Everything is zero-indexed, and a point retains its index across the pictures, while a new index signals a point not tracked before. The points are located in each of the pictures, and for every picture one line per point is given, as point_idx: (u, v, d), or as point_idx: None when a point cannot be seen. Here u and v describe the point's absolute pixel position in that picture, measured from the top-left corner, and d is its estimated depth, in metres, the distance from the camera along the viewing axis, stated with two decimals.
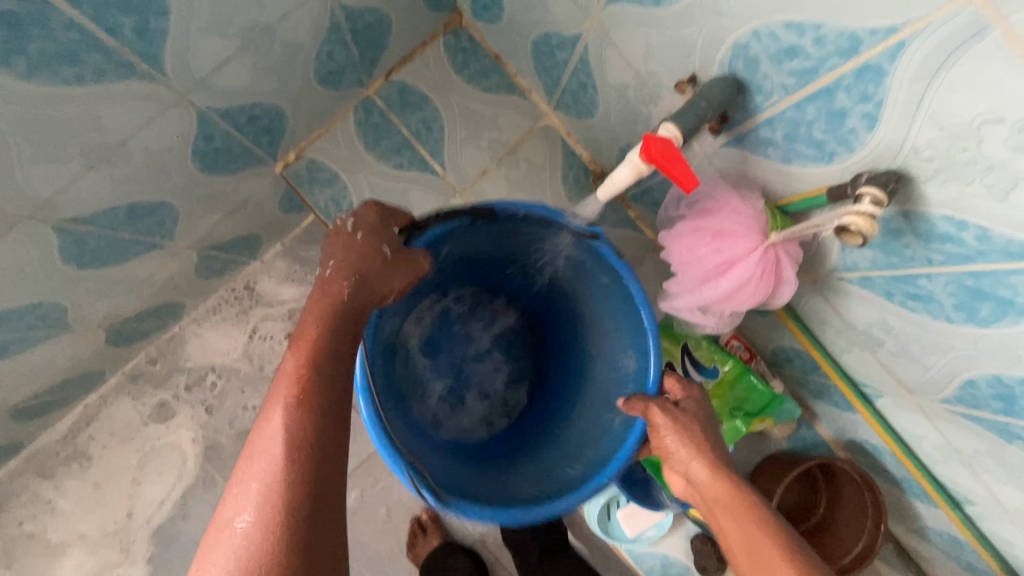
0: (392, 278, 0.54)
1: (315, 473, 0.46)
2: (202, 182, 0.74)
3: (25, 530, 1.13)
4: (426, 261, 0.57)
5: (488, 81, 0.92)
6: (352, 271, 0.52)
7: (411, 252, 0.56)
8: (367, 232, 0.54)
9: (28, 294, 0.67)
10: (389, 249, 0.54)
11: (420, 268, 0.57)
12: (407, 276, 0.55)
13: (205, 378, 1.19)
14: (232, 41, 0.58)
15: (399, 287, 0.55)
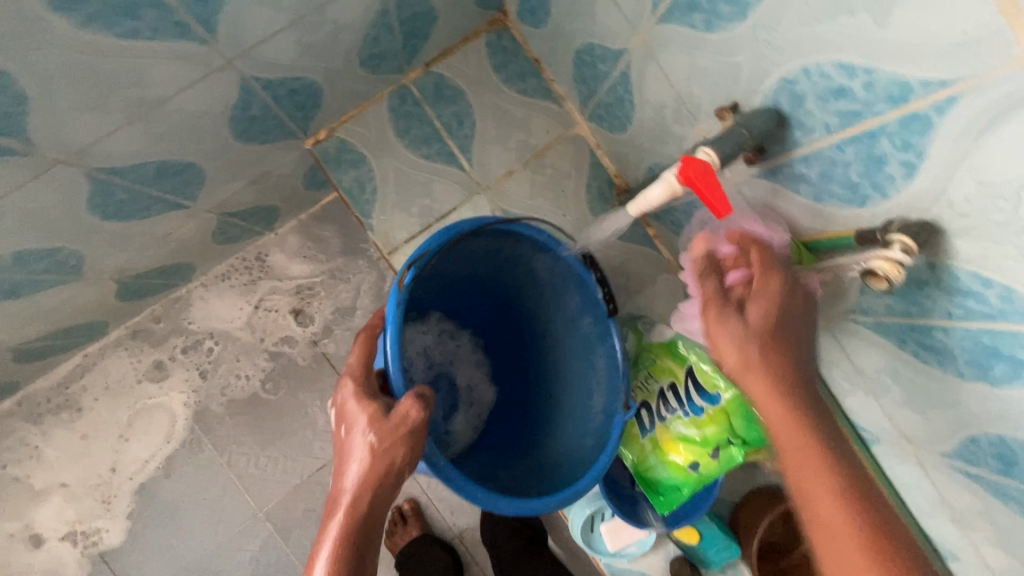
0: (370, 426, 0.60)
1: None
2: (233, 148, 0.74)
3: (8, 473, 1.12)
4: (403, 402, 0.61)
5: (525, 84, 0.92)
6: (344, 441, 0.62)
7: (391, 418, 0.60)
8: (340, 408, 0.64)
9: (49, 239, 0.67)
10: (369, 435, 0.60)
11: (412, 425, 0.60)
12: (402, 438, 0.60)
13: (205, 343, 1.19)
14: (284, 15, 0.59)
15: (399, 453, 0.60)
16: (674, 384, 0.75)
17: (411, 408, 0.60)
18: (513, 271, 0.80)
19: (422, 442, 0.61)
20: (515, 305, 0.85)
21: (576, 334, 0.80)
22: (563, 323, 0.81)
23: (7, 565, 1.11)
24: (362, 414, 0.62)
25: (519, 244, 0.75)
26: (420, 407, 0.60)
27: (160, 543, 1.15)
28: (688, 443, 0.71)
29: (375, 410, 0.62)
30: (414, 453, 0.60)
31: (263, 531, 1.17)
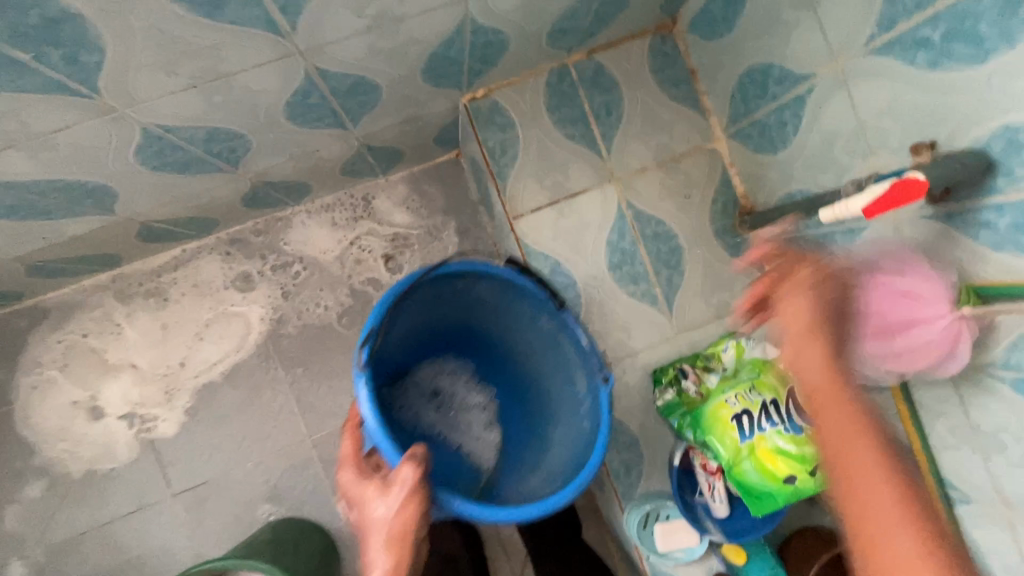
0: (378, 504, 0.65)
1: None
2: (415, 81, 0.78)
3: (88, 343, 1.16)
4: (400, 468, 0.65)
5: (677, 91, 0.96)
6: (362, 528, 0.66)
7: (393, 485, 0.65)
8: (351, 501, 0.68)
9: (243, 124, 0.71)
10: (376, 508, 0.64)
11: (410, 487, 0.64)
12: (408, 501, 0.64)
13: (296, 267, 1.22)
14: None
15: (409, 517, 0.64)
16: (777, 401, 0.77)
17: (406, 471, 0.64)
18: (468, 305, 0.91)
19: (426, 499, 0.65)
20: (488, 337, 0.97)
21: (543, 334, 0.90)
22: (532, 330, 0.92)
23: (65, 429, 1.14)
24: (369, 492, 0.67)
25: (461, 279, 0.85)
26: (412, 467, 0.64)
27: (211, 445, 1.18)
28: (786, 458, 0.72)
29: (376, 486, 0.66)
30: (422, 509, 0.64)
31: (308, 457, 1.20)
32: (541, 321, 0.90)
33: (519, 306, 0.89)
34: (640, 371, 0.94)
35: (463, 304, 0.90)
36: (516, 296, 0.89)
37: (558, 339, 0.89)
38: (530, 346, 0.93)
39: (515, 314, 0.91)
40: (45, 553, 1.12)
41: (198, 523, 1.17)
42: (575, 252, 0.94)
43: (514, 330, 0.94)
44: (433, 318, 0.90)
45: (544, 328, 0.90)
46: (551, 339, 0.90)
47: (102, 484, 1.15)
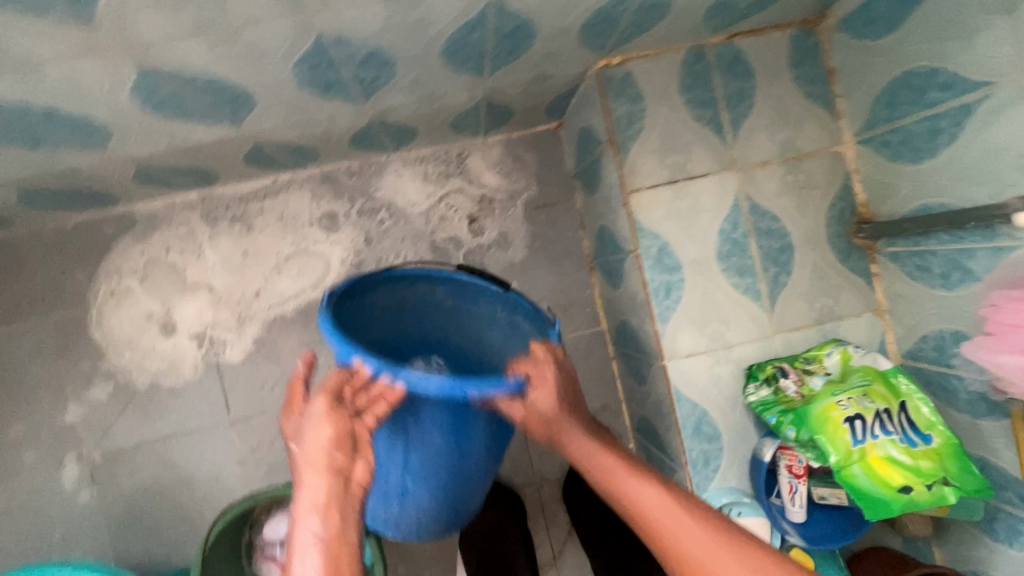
0: (307, 421, 0.61)
1: None
2: (572, 34, 0.77)
3: (169, 259, 1.15)
4: (326, 381, 0.63)
5: (813, 88, 0.94)
6: (291, 453, 0.62)
7: (318, 400, 0.62)
8: (288, 435, 0.65)
9: (404, 51, 0.70)
10: (296, 443, 0.61)
11: (326, 411, 0.61)
12: (325, 425, 0.60)
13: (381, 214, 1.21)
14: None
15: (325, 440, 0.60)
16: (890, 410, 0.76)
17: (317, 400, 0.62)
18: (430, 313, 0.89)
19: (348, 421, 0.61)
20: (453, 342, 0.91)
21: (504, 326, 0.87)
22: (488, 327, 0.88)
23: (136, 340, 1.14)
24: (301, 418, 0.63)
25: (418, 285, 0.86)
26: (320, 394, 0.62)
27: (275, 378, 1.17)
28: (899, 467, 0.71)
29: (301, 422, 0.64)
30: (343, 431, 0.60)
31: None
32: (499, 313, 0.87)
33: (478, 307, 0.88)
34: (732, 365, 0.93)
35: (427, 311, 0.89)
36: (479, 297, 0.88)
37: (519, 325, 0.86)
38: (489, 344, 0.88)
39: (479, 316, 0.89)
40: (102, 459, 1.13)
41: (253, 453, 1.17)
42: (686, 236, 0.93)
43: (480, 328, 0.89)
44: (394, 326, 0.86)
45: (506, 321, 0.87)
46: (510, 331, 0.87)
47: (164, 400, 1.15)
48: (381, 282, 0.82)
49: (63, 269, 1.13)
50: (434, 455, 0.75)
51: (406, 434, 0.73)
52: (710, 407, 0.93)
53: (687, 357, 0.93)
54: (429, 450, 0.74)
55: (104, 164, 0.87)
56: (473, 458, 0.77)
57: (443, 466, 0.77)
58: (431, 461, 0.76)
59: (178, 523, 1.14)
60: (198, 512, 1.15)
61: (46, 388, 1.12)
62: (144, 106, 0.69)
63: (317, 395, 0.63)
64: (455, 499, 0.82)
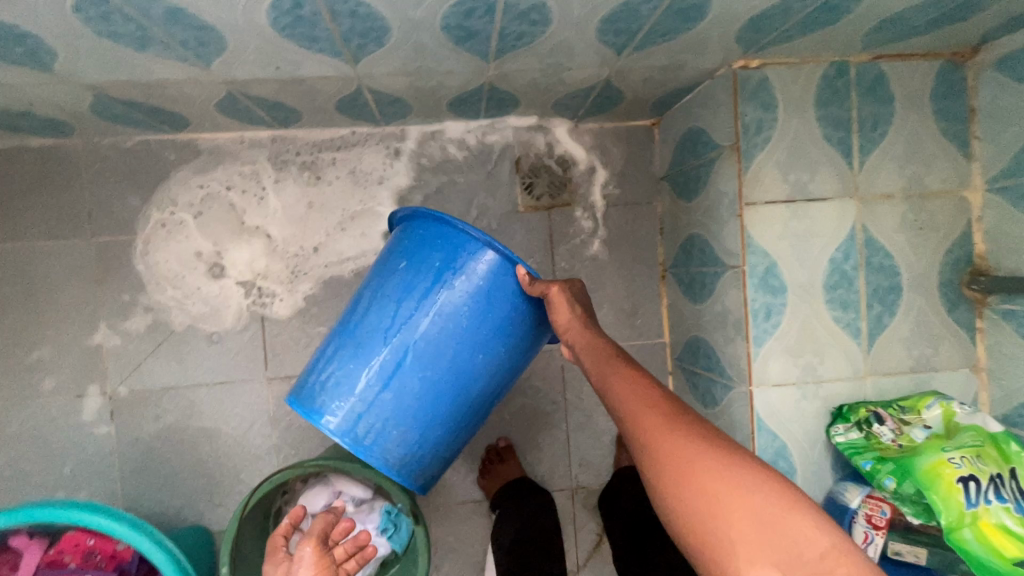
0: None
1: None
2: (736, 22, 0.71)
3: (229, 197, 1.08)
4: (304, 551, 0.71)
5: (951, 126, 0.89)
6: None
7: (317, 541, 0.72)
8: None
9: (570, 9, 0.64)
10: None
11: (309, 562, 0.70)
12: (310, 570, 0.69)
13: (456, 186, 1.15)
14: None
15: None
16: (1002, 475, 0.72)
17: (305, 547, 0.71)
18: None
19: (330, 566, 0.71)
20: None
21: None
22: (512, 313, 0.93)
23: (181, 279, 1.07)
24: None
25: None
26: (309, 539, 0.71)
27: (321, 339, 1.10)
28: (1014, 538, 0.67)
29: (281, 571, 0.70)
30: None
31: None
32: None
33: None
34: (819, 402, 0.89)
35: None
36: None
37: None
38: None
39: None
40: (126, 397, 1.06)
41: (284, 414, 1.10)
42: (795, 260, 0.88)
43: None
44: None
45: None
46: None
47: (201, 346, 1.08)
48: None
49: (115, 191, 1.05)
50: (450, 338, 0.72)
51: (439, 303, 0.71)
52: (791, 441, 0.88)
53: (775, 386, 0.88)
54: (450, 333, 0.72)
55: (193, 82, 0.79)
56: (477, 369, 0.74)
57: (449, 360, 0.73)
58: (443, 345, 0.72)
59: (196, 477, 1.07)
60: (218, 467, 1.08)
61: (79, 313, 1.05)
62: (276, 24, 0.62)
63: (299, 551, 0.71)
64: (430, 417, 0.74)
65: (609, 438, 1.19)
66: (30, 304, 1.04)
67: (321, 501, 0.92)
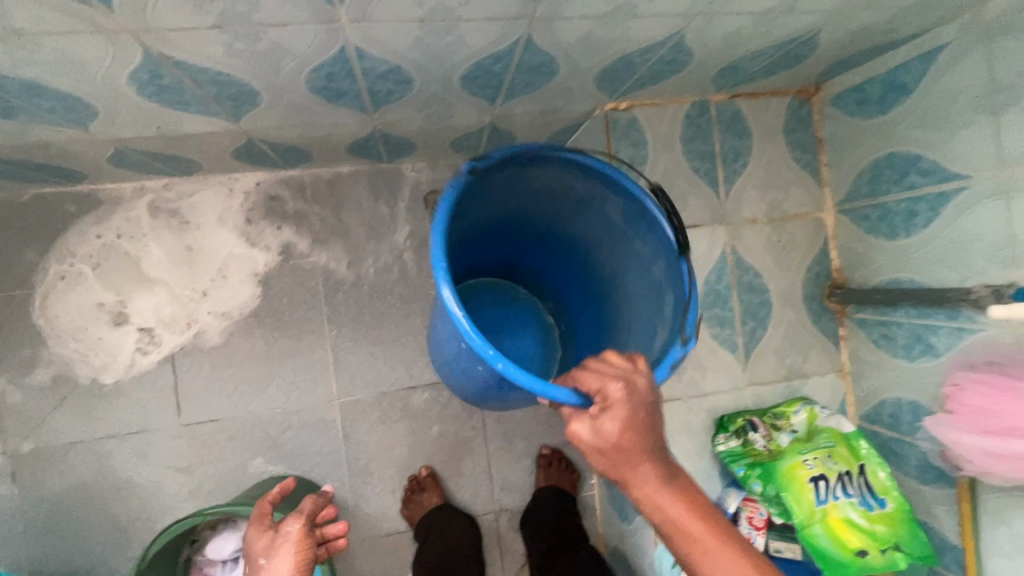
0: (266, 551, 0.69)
1: None
2: (590, 74, 0.78)
3: (134, 245, 1.08)
4: (292, 526, 0.70)
5: (803, 155, 0.99)
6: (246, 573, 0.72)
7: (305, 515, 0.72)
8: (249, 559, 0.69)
9: (428, 71, 0.69)
10: (261, 560, 0.68)
11: (295, 541, 0.69)
12: (290, 556, 0.68)
13: (366, 223, 1.18)
14: (771, 5, 0.63)
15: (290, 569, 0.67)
16: (851, 473, 0.80)
17: (293, 523, 0.70)
18: (594, 219, 0.79)
19: (312, 549, 0.70)
20: (593, 251, 0.84)
21: (649, 275, 0.75)
22: (635, 266, 0.78)
23: (82, 330, 1.06)
24: (257, 542, 0.70)
25: (595, 182, 0.73)
26: (297, 517, 0.71)
27: (234, 381, 1.11)
28: (856, 529, 0.75)
29: (266, 541, 0.70)
30: (303, 559, 0.68)
31: (330, 419, 1.14)
32: (652, 268, 0.74)
33: (643, 243, 0.75)
34: (704, 413, 0.95)
35: (563, 202, 0.79)
36: (634, 237, 0.76)
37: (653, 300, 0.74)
38: (626, 290, 0.80)
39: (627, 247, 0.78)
40: (29, 455, 1.04)
41: (198, 460, 1.09)
42: None
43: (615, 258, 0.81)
44: (529, 210, 0.81)
45: (654, 274, 0.74)
46: (653, 290, 0.74)
47: (108, 396, 1.07)
48: (550, 161, 0.71)
49: (13, 245, 1.04)
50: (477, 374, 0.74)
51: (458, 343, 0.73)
52: (681, 453, 0.94)
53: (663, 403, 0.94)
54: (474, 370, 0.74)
55: (79, 141, 0.81)
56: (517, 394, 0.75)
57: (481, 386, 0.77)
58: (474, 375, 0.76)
59: (107, 531, 1.05)
60: (130, 520, 1.06)
61: None
62: (141, 91, 0.65)
63: (291, 523, 0.71)
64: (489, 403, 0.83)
65: (529, 459, 1.23)
66: None
67: (229, 547, 0.90)
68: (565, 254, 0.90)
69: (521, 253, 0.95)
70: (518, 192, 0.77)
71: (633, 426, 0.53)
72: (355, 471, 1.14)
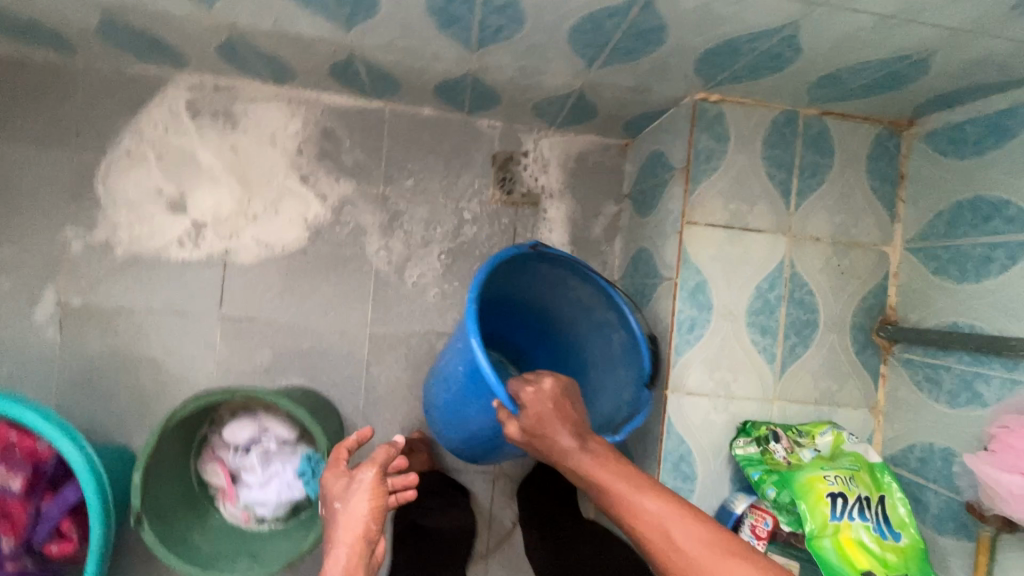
0: (343, 486, 0.75)
1: (368, 531, 0.70)
2: (692, 53, 0.79)
3: (217, 141, 1.14)
4: (367, 473, 0.74)
5: (881, 185, 0.98)
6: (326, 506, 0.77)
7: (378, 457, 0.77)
8: (329, 496, 0.74)
9: (543, 13, 0.71)
10: (336, 504, 0.73)
11: (366, 488, 0.72)
12: (365, 500, 0.72)
13: (432, 169, 1.21)
14: (895, 10, 0.63)
15: (365, 510, 0.71)
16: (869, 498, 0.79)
17: (367, 470, 0.74)
18: (597, 335, 0.97)
19: (385, 498, 0.73)
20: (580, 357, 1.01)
21: (617, 394, 0.93)
22: (609, 384, 0.95)
23: (136, 206, 1.12)
24: (334, 483, 0.76)
25: (609, 311, 0.94)
26: (372, 465, 0.74)
27: (278, 288, 1.15)
28: (867, 552, 0.74)
29: (341, 485, 0.75)
30: (377, 507, 0.72)
31: (358, 344, 1.17)
32: (624, 395, 0.92)
33: (621, 371, 0.93)
34: (727, 416, 0.94)
35: (579, 307, 0.97)
36: (616, 363, 0.95)
37: (614, 419, 0.91)
38: (596, 395, 0.96)
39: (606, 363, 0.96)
40: (77, 311, 1.09)
41: (227, 353, 1.13)
42: (723, 282, 0.95)
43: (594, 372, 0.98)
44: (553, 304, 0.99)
45: (620, 397, 0.92)
46: (612, 406, 0.92)
47: (160, 274, 1.12)
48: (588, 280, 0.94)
49: (107, 115, 1.11)
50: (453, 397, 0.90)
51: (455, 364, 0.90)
52: (695, 449, 0.93)
53: (689, 395, 0.94)
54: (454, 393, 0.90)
55: (198, 21, 0.86)
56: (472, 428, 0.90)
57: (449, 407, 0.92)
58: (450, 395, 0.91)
59: (131, 399, 1.10)
60: (153, 394, 1.11)
61: (47, 223, 1.09)
62: None
63: (365, 471, 0.74)
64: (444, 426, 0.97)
65: None
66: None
67: (245, 435, 0.94)
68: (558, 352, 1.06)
69: (515, 333, 1.10)
70: (550, 285, 0.97)
71: (545, 412, 0.71)
72: (370, 401, 1.17)
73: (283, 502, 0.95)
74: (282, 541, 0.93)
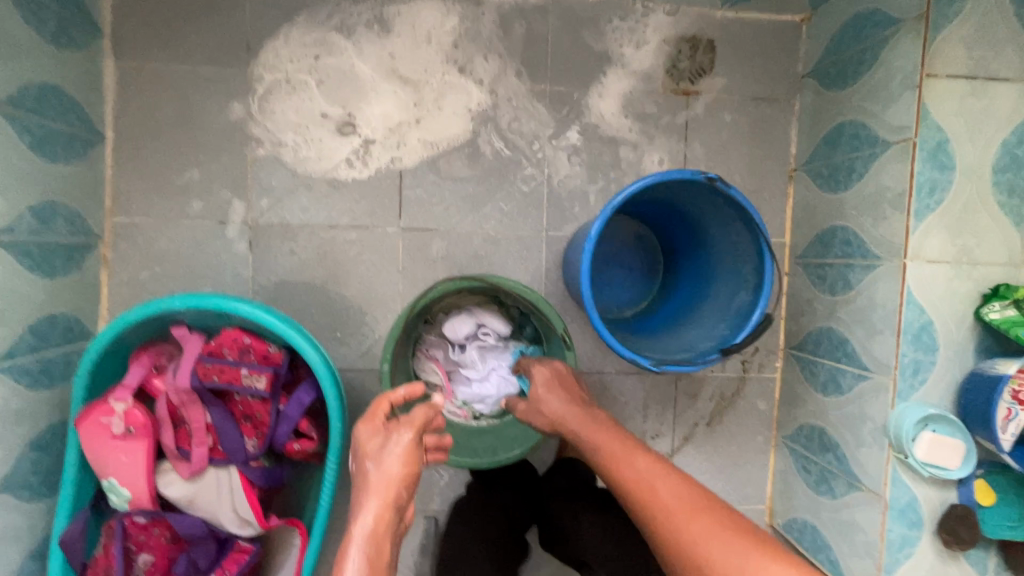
0: (374, 444, 0.70)
1: (397, 489, 0.66)
2: None
3: (379, 46, 1.10)
4: (404, 433, 0.70)
5: None
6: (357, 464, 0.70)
7: (413, 418, 0.72)
8: (366, 459, 0.69)
9: None
10: (368, 464, 0.68)
11: (403, 446, 0.69)
12: (400, 461, 0.68)
13: (598, 61, 1.14)
14: None
15: (397, 473, 0.67)
16: None
17: (405, 432, 0.70)
18: (730, 255, 1.02)
19: (421, 459, 0.69)
20: (710, 276, 1.07)
21: (697, 336, 1.02)
22: (706, 321, 1.03)
23: (304, 127, 1.09)
24: (365, 442, 0.70)
25: (746, 231, 0.97)
26: (408, 428, 0.70)
27: (452, 196, 1.13)
28: None
29: (377, 442, 0.70)
30: (413, 469, 0.68)
31: (536, 250, 1.15)
32: (712, 335, 1.00)
33: (720, 322, 1.00)
34: (971, 283, 0.88)
35: (719, 214, 1.01)
36: (729, 301, 1.01)
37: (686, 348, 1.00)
38: (692, 323, 1.05)
39: (723, 298, 1.03)
40: (265, 229, 1.10)
41: (410, 263, 1.13)
42: (967, 138, 0.87)
43: (708, 303, 1.05)
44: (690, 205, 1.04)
45: (701, 338, 1.01)
46: (688, 340, 1.02)
47: (338, 188, 1.11)
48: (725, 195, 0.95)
49: (272, 26, 1.08)
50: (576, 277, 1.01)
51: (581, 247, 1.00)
52: (938, 318, 0.88)
53: (929, 263, 0.88)
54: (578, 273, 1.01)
55: None
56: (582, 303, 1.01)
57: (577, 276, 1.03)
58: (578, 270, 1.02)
59: (325, 314, 1.12)
60: (343, 307, 1.12)
61: (228, 144, 1.08)
62: None
63: (405, 433, 0.70)
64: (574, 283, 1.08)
65: None
66: (182, 127, 1.08)
67: (465, 330, 0.96)
68: (693, 255, 1.12)
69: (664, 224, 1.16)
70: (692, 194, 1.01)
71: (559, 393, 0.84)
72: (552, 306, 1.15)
73: (503, 396, 0.95)
74: (509, 432, 0.94)
